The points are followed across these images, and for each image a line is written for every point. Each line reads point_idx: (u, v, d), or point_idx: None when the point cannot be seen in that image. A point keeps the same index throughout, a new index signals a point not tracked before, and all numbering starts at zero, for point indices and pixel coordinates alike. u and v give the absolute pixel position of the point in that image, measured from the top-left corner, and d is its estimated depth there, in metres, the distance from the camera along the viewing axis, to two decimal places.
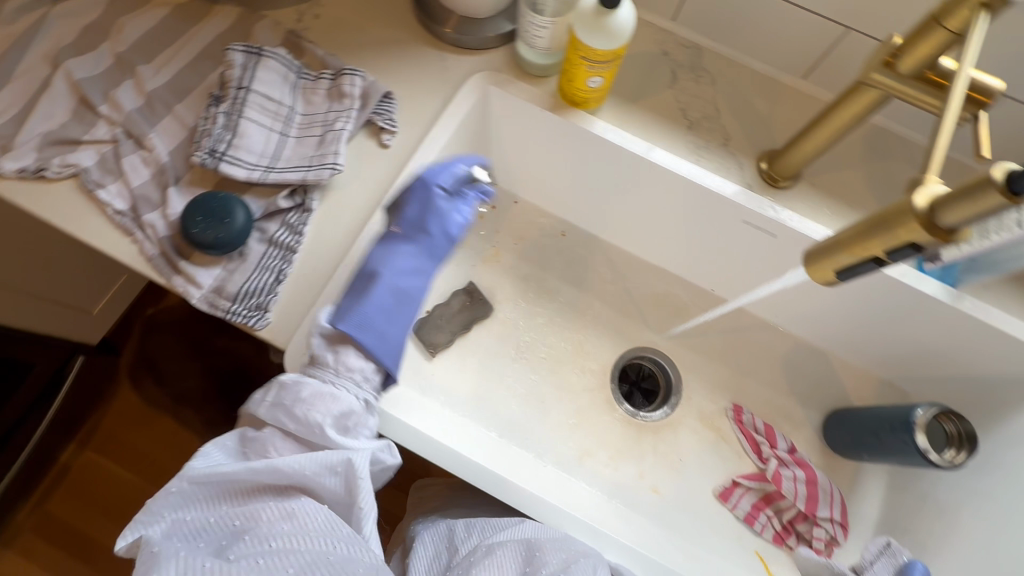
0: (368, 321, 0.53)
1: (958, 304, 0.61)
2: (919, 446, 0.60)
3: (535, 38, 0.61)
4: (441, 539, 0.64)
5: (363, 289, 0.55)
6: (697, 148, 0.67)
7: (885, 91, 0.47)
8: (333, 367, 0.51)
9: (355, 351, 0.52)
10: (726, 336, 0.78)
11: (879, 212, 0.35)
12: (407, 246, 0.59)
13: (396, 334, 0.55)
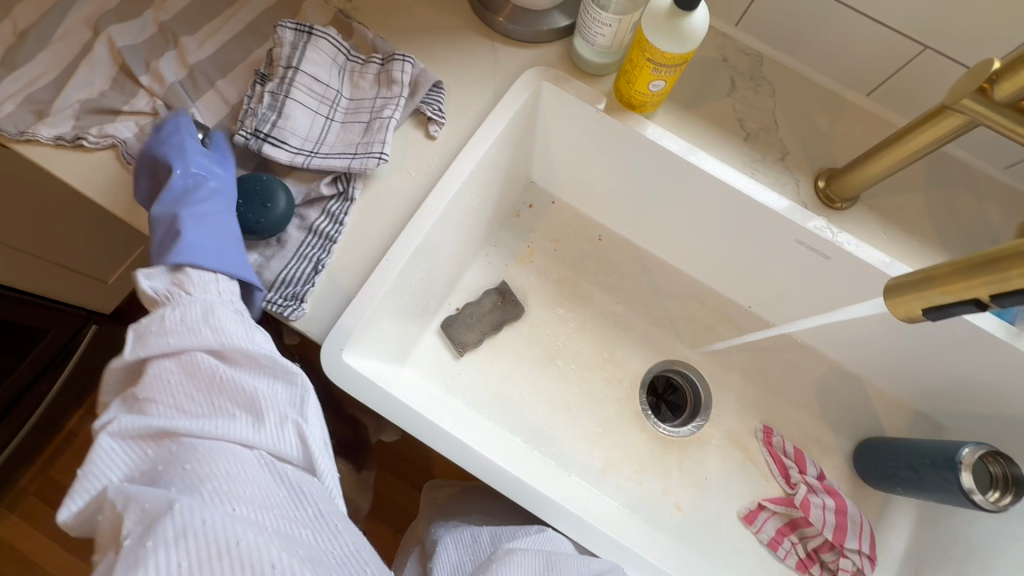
0: (198, 245, 0.48)
1: (1016, 342, 0.58)
2: (964, 486, 0.58)
3: (596, 35, 0.59)
4: (464, 550, 0.60)
5: (172, 234, 0.49)
6: (752, 161, 0.64)
7: (974, 117, 0.45)
8: (180, 298, 0.46)
9: (200, 270, 0.47)
10: (760, 355, 0.76)
11: (989, 254, 0.34)
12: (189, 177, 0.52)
13: (233, 245, 0.50)
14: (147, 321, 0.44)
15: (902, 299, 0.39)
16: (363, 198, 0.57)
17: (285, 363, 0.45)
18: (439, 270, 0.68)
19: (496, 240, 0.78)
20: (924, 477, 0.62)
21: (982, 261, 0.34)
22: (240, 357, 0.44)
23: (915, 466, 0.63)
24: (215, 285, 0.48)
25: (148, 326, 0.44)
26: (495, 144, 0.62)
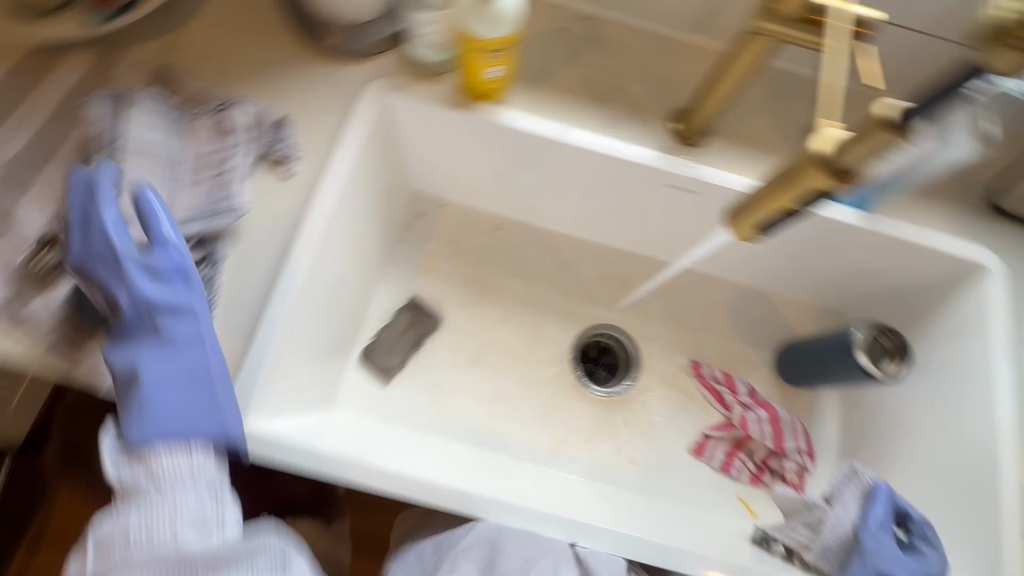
0: (157, 415, 0.47)
1: (873, 226, 0.64)
2: (861, 365, 0.63)
3: (424, 36, 0.59)
4: (411, 569, 0.63)
5: (128, 397, 0.48)
6: (611, 120, 0.66)
7: (779, 38, 0.48)
8: (151, 480, 0.46)
9: (163, 456, 0.46)
10: (672, 297, 0.80)
11: (790, 166, 0.42)
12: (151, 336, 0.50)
13: (201, 404, 0.48)
14: (109, 531, 0.44)
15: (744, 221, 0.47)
16: (234, 254, 0.55)
17: (254, 542, 0.46)
18: (340, 304, 0.66)
19: (396, 258, 0.77)
20: (831, 367, 0.67)
21: (786, 174, 0.41)
22: (204, 558, 0.44)
23: (823, 359, 0.68)
24: (188, 464, 0.47)
25: (109, 533, 0.44)
26: (357, 167, 0.60)
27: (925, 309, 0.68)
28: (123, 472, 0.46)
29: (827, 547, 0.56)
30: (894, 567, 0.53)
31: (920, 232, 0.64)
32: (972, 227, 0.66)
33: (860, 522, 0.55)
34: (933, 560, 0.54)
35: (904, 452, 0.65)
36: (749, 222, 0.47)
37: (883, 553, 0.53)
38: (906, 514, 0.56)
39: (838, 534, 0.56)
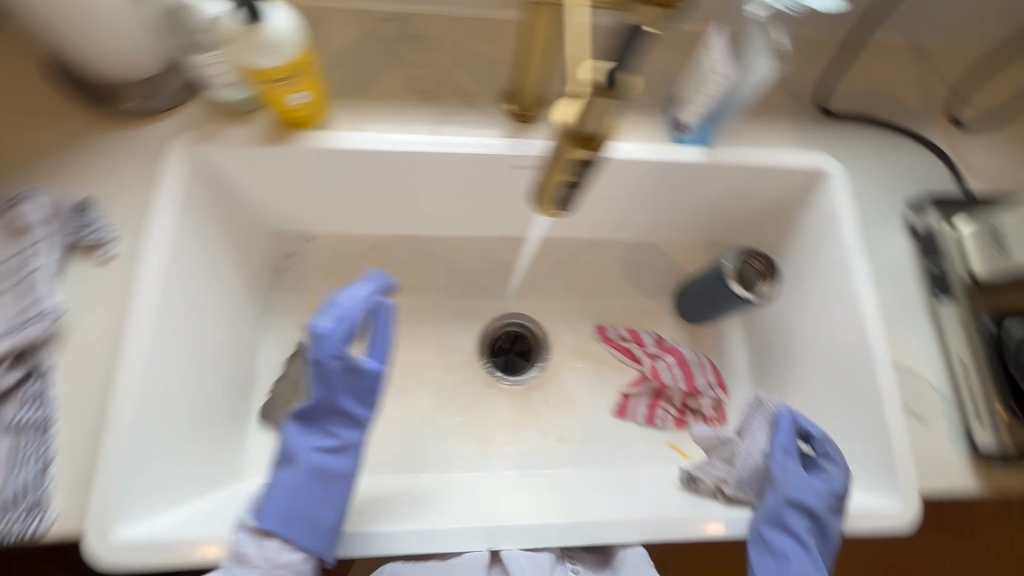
0: (292, 513, 0.50)
1: (717, 158, 0.65)
2: (736, 294, 0.65)
3: (215, 76, 0.54)
4: None
5: (284, 479, 0.52)
6: (444, 116, 0.65)
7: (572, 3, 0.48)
8: (259, 562, 0.48)
9: (279, 538, 0.49)
10: (564, 270, 0.80)
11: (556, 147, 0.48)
12: (363, 414, 0.55)
13: (326, 518, 0.51)
14: None
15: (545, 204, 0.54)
16: (65, 361, 0.51)
17: None
18: (214, 375, 0.62)
19: (275, 306, 0.73)
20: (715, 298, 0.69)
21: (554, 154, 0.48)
22: None
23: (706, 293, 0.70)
24: (283, 554, 0.49)
25: None
26: (185, 233, 0.56)
27: (785, 218, 0.71)
28: (262, 542, 0.49)
29: (743, 478, 0.57)
30: (797, 488, 0.54)
31: (761, 154, 0.65)
32: (811, 134, 0.68)
33: (768, 451, 0.57)
34: (836, 474, 0.55)
35: (800, 360, 0.68)
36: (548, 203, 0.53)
37: (791, 480, 0.55)
38: (810, 434, 0.57)
39: (748, 466, 0.57)
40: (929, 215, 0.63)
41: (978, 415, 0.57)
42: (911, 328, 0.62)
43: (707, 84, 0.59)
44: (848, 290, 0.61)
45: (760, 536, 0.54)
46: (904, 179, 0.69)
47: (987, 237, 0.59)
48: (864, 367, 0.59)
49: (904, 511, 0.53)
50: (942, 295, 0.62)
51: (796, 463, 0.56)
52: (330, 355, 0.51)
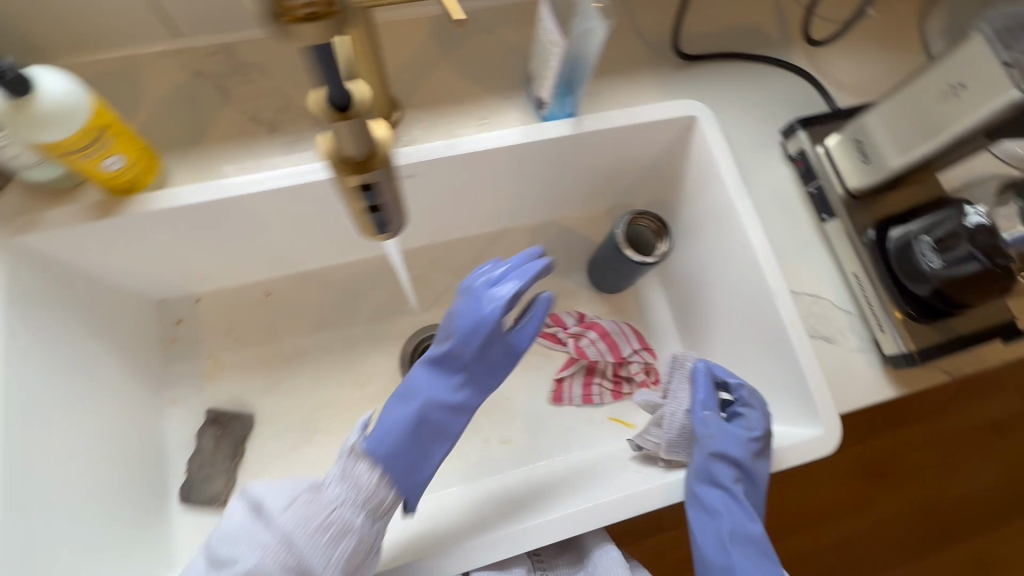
0: (398, 451, 0.54)
1: (583, 128, 0.62)
2: (634, 258, 0.64)
3: (15, 161, 0.50)
4: None
5: (412, 428, 0.56)
6: (294, 145, 0.60)
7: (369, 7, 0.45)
8: (348, 488, 0.51)
9: (373, 474, 0.52)
10: (474, 271, 0.76)
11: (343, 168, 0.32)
12: (468, 395, 0.59)
13: (420, 473, 0.55)
14: None
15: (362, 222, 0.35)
16: None
17: None
18: (111, 471, 0.58)
19: (175, 380, 0.69)
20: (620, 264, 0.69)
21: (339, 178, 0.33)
22: None
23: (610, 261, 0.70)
24: (366, 488, 0.52)
25: None
26: (27, 334, 0.52)
27: (675, 171, 0.70)
28: (366, 468, 0.52)
29: (673, 440, 0.56)
30: (720, 442, 0.54)
31: (633, 113, 0.63)
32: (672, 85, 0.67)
33: (691, 408, 0.56)
34: (756, 419, 0.55)
35: (713, 308, 0.68)
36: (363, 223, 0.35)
37: (715, 433, 0.55)
38: (729, 382, 0.57)
39: (675, 427, 0.55)
40: (800, 138, 0.63)
41: (880, 325, 0.58)
42: (805, 254, 0.63)
43: (585, 37, 0.54)
44: (737, 231, 0.61)
45: (693, 495, 0.54)
46: (773, 107, 0.69)
47: (853, 150, 0.59)
48: (765, 304, 0.59)
49: (825, 436, 0.54)
50: (825, 216, 0.62)
51: (717, 416, 0.56)
52: (510, 279, 0.56)
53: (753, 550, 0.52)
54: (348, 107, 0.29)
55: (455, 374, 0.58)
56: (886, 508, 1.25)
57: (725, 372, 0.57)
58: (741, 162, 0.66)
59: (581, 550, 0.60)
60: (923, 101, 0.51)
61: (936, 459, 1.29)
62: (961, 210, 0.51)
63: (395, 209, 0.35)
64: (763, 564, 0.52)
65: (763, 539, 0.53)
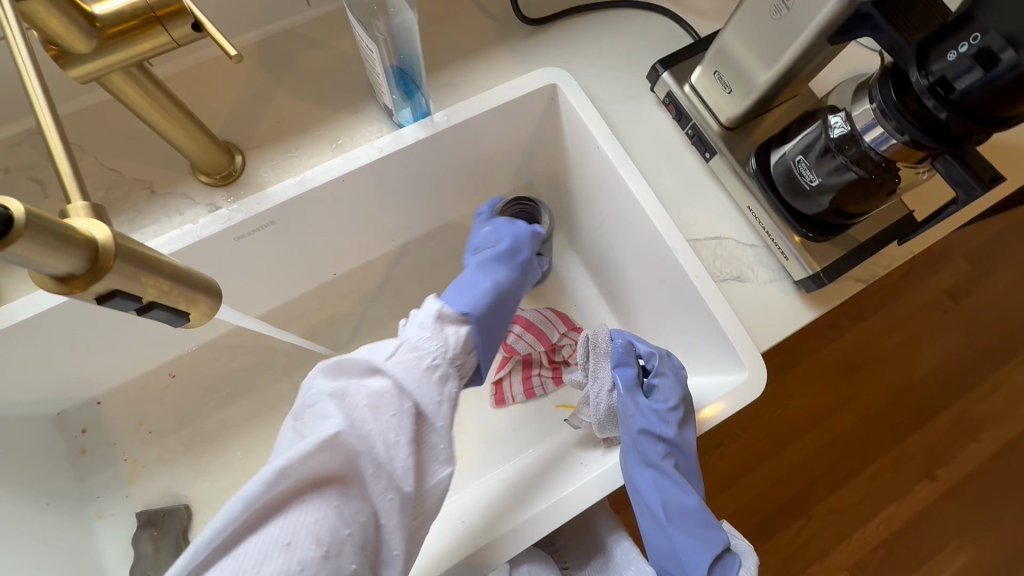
0: (485, 320, 0.51)
1: (440, 126, 0.58)
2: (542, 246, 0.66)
3: None
4: None
5: (492, 294, 0.51)
6: (134, 221, 0.55)
7: (131, 64, 0.40)
8: (446, 346, 0.47)
9: (464, 327, 0.48)
10: (385, 294, 0.72)
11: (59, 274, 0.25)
12: (523, 278, 0.56)
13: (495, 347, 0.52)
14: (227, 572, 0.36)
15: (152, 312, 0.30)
16: None
17: None
18: None
19: (96, 491, 0.65)
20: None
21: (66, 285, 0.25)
22: None
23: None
24: (455, 349, 0.47)
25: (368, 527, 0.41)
26: None
27: (557, 143, 0.66)
28: (457, 330, 0.48)
29: (602, 421, 0.57)
30: (642, 420, 0.54)
31: (490, 96, 0.59)
32: (524, 56, 0.64)
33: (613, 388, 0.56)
34: (671, 387, 0.55)
35: (627, 272, 0.66)
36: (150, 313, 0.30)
37: (636, 412, 0.54)
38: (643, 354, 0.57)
39: (602, 408, 0.56)
40: (666, 80, 0.61)
41: (783, 253, 0.57)
42: (701, 198, 0.61)
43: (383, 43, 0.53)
44: (625, 193, 0.59)
45: (627, 478, 0.54)
46: (637, 51, 0.65)
47: (716, 82, 0.57)
48: (667, 260, 0.57)
49: (752, 378, 0.53)
50: (708, 154, 0.60)
51: (636, 393, 0.55)
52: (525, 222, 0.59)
53: (693, 522, 0.52)
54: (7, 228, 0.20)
55: (515, 257, 0.56)
56: (866, 399, 1.28)
57: (639, 344, 0.57)
58: (615, 118, 0.63)
59: (601, 551, 0.64)
60: (762, 18, 0.49)
61: (901, 339, 1.32)
62: (827, 122, 0.49)
63: (175, 291, 0.29)
64: (704, 533, 0.52)
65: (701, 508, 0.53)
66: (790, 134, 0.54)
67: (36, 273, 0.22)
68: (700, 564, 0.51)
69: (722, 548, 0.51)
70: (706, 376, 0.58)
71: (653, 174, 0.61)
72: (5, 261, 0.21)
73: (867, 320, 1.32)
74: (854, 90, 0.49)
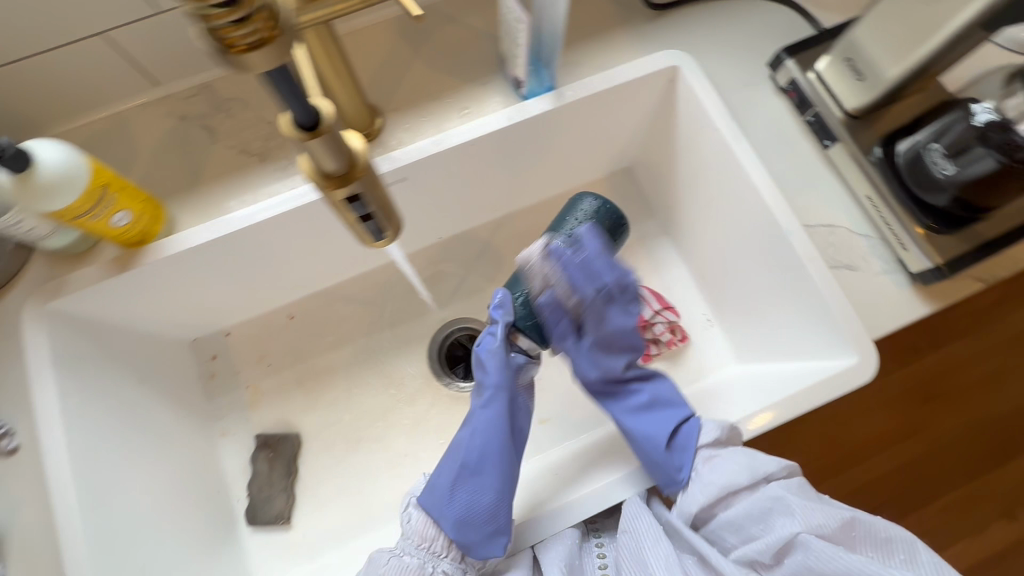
0: (438, 485, 0.56)
1: (565, 100, 0.61)
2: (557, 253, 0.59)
3: (35, 236, 0.52)
4: None
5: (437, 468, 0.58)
6: (287, 169, 0.62)
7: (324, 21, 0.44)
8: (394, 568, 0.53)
9: (411, 518, 0.56)
10: (485, 260, 0.76)
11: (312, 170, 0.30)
12: (475, 426, 0.58)
13: (457, 513, 0.54)
14: None
15: (356, 228, 0.35)
16: (14, 569, 0.50)
17: None
18: (178, 509, 0.61)
19: (221, 411, 0.71)
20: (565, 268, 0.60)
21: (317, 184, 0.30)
22: None
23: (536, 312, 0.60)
24: None
25: None
26: (80, 388, 0.55)
27: (668, 125, 0.68)
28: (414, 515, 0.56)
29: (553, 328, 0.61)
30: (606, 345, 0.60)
31: (615, 73, 0.62)
32: (646, 40, 0.66)
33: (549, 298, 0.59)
34: (596, 318, 0.59)
35: (727, 255, 0.67)
36: (356, 229, 0.35)
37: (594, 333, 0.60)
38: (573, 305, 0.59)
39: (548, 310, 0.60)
40: (789, 67, 0.62)
41: (902, 244, 0.57)
42: (816, 184, 0.61)
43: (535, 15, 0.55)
44: (740, 176, 0.60)
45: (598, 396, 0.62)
46: (758, 40, 0.66)
47: (846, 69, 0.58)
48: (780, 243, 0.58)
49: (861, 363, 0.53)
50: (828, 141, 0.61)
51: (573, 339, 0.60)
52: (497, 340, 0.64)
53: (641, 419, 0.57)
54: (315, 121, 0.26)
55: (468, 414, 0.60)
56: (945, 426, 1.19)
57: (571, 271, 0.57)
58: (732, 103, 0.64)
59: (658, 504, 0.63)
60: (908, 7, 0.51)
61: (997, 366, 1.20)
62: (969, 111, 0.51)
63: (385, 209, 0.34)
64: (659, 420, 0.57)
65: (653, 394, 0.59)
66: (921, 124, 0.56)
67: (311, 162, 0.28)
68: (655, 444, 0.55)
69: (673, 427, 0.56)
70: (805, 360, 0.59)
71: (769, 159, 0.62)
72: (298, 144, 0.27)
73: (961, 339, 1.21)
74: (1002, 85, 0.52)
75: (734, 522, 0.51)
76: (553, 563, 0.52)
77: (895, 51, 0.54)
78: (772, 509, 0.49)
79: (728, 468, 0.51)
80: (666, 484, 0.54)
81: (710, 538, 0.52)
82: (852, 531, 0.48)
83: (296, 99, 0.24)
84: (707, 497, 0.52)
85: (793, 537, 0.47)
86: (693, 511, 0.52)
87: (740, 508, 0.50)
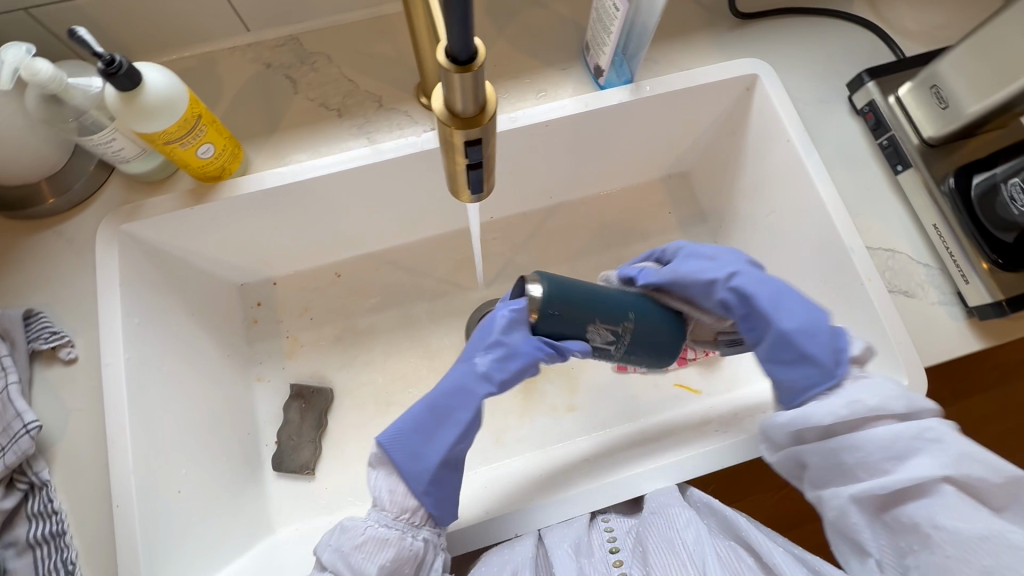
0: (417, 464, 0.49)
1: (642, 94, 0.62)
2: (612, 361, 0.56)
3: (119, 157, 0.54)
4: None
5: (413, 444, 0.50)
6: (362, 127, 0.63)
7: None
8: (379, 542, 0.47)
9: (383, 492, 0.49)
10: (534, 244, 0.77)
11: (440, 109, 0.31)
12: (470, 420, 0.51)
13: (433, 495, 0.49)
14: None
15: (457, 178, 0.36)
16: (59, 473, 0.52)
17: None
18: (211, 444, 0.61)
19: (259, 357, 0.72)
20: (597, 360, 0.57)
21: (441, 126, 0.32)
22: None
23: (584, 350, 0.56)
24: (362, 557, 0.46)
25: None
26: (140, 309, 0.57)
27: (736, 134, 0.68)
28: (382, 481, 0.50)
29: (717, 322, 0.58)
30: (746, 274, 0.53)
31: (696, 73, 0.63)
32: (726, 45, 0.67)
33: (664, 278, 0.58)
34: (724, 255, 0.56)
35: (779, 268, 0.67)
36: (459, 180, 0.36)
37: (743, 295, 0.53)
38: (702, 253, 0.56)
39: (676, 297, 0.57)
40: (869, 89, 0.62)
41: (963, 276, 0.57)
42: (881, 208, 0.61)
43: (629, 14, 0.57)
44: (807, 189, 0.60)
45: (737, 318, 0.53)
46: (838, 60, 0.67)
47: (930, 97, 0.58)
48: (840, 260, 0.58)
49: (909, 387, 0.53)
50: (900, 166, 0.61)
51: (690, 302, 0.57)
52: (506, 305, 0.53)
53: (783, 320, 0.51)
54: (470, 58, 0.27)
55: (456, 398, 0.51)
56: None
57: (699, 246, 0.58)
58: (806, 118, 0.64)
59: None
60: (1008, 38, 0.52)
61: None
62: None
63: (492, 160, 0.35)
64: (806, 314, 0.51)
65: (785, 291, 0.52)
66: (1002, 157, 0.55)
67: (450, 98, 0.29)
68: (813, 334, 0.49)
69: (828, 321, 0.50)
70: None
71: (837, 177, 0.62)
72: (442, 77, 0.28)
73: (1010, 391, 1.08)
74: None
75: (868, 446, 0.43)
76: (559, 544, 0.50)
77: (983, 84, 0.54)
78: (927, 443, 0.42)
79: (881, 391, 0.45)
80: (819, 381, 0.48)
81: (824, 452, 0.45)
82: (1012, 496, 0.40)
83: (464, 33, 0.25)
84: (847, 414, 0.44)
85: (922, 475, 0.41)
86: (823, 424, 0.45)
87: (884, 431, 0.43)
